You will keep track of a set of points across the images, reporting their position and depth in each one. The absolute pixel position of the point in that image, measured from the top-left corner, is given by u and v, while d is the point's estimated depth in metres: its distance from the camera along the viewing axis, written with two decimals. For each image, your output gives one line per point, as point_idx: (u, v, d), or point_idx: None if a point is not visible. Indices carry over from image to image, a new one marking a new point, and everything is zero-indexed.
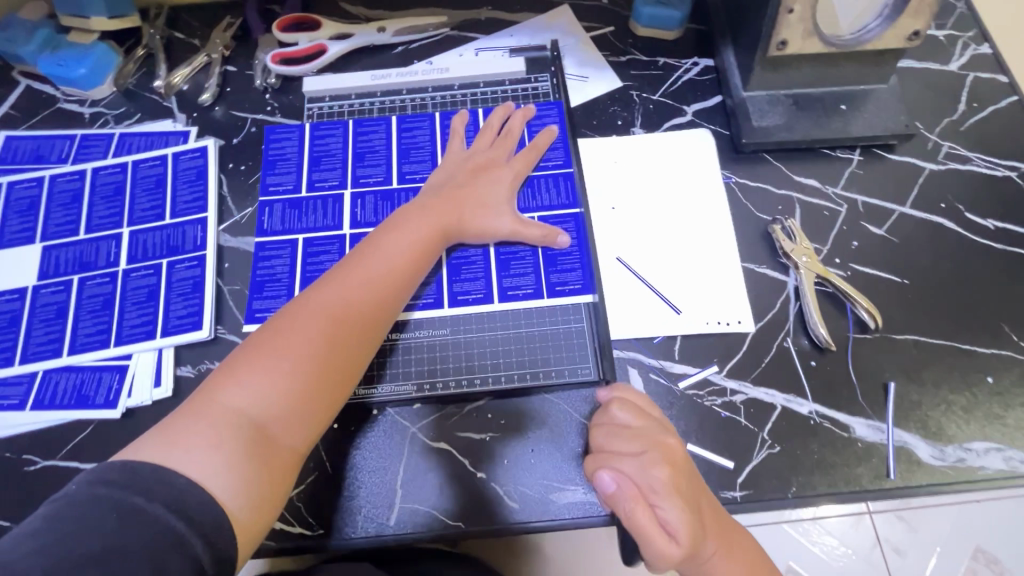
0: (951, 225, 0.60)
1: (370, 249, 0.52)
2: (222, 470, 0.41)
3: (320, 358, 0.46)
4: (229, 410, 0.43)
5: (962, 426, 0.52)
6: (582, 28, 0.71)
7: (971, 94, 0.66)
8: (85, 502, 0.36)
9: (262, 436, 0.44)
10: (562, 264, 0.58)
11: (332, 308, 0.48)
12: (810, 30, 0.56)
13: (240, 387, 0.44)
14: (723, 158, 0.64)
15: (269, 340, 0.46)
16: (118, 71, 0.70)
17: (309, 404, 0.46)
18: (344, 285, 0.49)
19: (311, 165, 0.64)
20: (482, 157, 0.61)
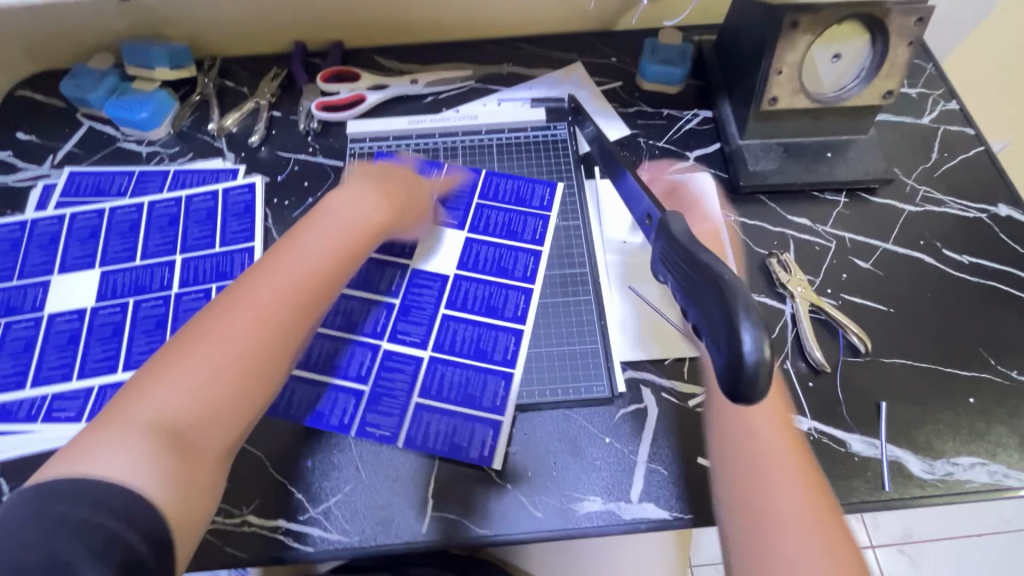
0: (930, 260, 0.66)
1: (292, 254, 0.51)
2: (151, 471, 0.38)
3: (252, 356, 0.45)
4: (147, 419, 0.40)
5: (949, 442, 0.57)
6: (593, 82, 0.80)
7: (942, 144, 0.74)
8: (35, 519, 0.34)
9: (185, 437, 0.41)
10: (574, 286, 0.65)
11: (257, 304, 0.46)
12: (796, 88, 0.64)
13: (158, 393, 0.41)
14: (723, 199, 0.71)
15: (191, 342, 0.44)
16: (174, 115, 0.77)
17: (234, 402, 0.43)
18: (271, 284, 0.48)
19: None
20: (411, 181, 0.65)
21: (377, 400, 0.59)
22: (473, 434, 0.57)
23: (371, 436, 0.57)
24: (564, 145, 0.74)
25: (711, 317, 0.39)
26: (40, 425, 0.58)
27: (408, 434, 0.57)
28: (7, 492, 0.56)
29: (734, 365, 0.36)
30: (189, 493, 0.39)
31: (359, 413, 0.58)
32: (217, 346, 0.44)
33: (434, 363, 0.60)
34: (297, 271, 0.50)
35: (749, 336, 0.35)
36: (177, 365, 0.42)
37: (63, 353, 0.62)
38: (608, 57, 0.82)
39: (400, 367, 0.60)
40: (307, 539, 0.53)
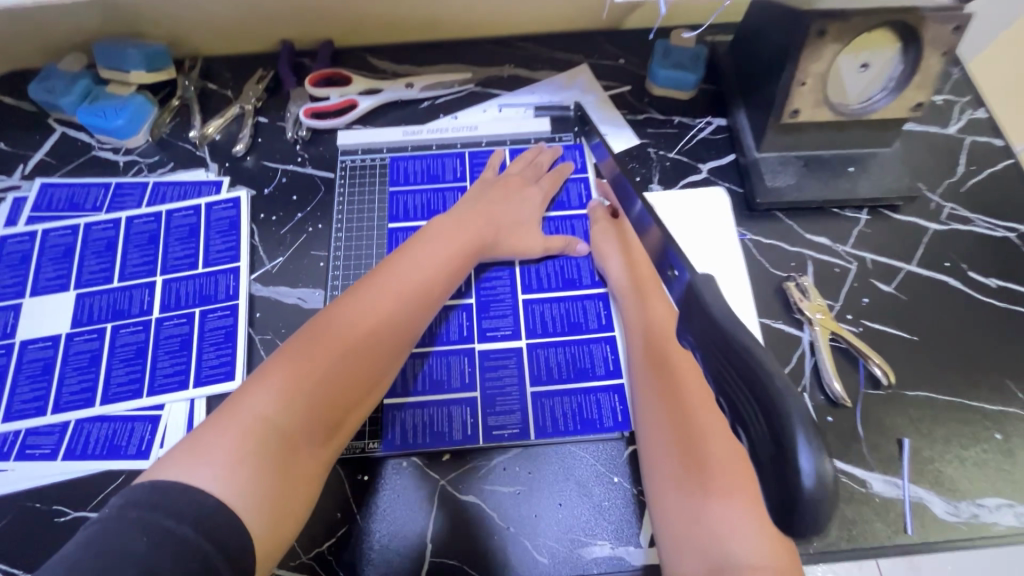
0: (955, 283, 0.63)
1: (393, 269, 0.54)
2: (248, 482, 0.41)
3: (351, 369, 0.48)
4: (256, 418, 0.44)
5: (974, 482, 0.54)
6: (600, 87, 0.75)
7: (969, 157, 0.70)
8: (118, 524, 0.36)
9: (286, 446, 0.44)
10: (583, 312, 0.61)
11: (363, 318, 0.50)
12: (821, 100, 0.60)
13: (267, 396, 0.45)
14: (737, 215, 0.67)
15: (302, 345, 0.48)
16: (153, 121, 0.72)
17: (330, 412, 0.47)
18: (371, 301, 0.51)
19: (342, 215, 0.67)
20: (514, 177, 0.65)
21: (432, 408, 0.56)
22: (599, 405, 0.56)
23: (366, 475, 0.54)
24: (571, 145, 0.71)
25: (756, 422, 0.29)
26: (13, 464, 0.55)
27: (484, 430, 0.56)
28: None
29: (791, 489, 0.27)
30: (277, 514, 0.42)
31: (421, 421, 0.56)
32: (323, 360, 0.47)
33: (486, 360, 0.59)
34: (390, 287, 0.53)
35: (807, 458, 0.26)
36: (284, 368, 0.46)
37: (37, 385, 0.58)
38: (616, 59, 0.77)
39: (451, 371, 0.58)
40: None
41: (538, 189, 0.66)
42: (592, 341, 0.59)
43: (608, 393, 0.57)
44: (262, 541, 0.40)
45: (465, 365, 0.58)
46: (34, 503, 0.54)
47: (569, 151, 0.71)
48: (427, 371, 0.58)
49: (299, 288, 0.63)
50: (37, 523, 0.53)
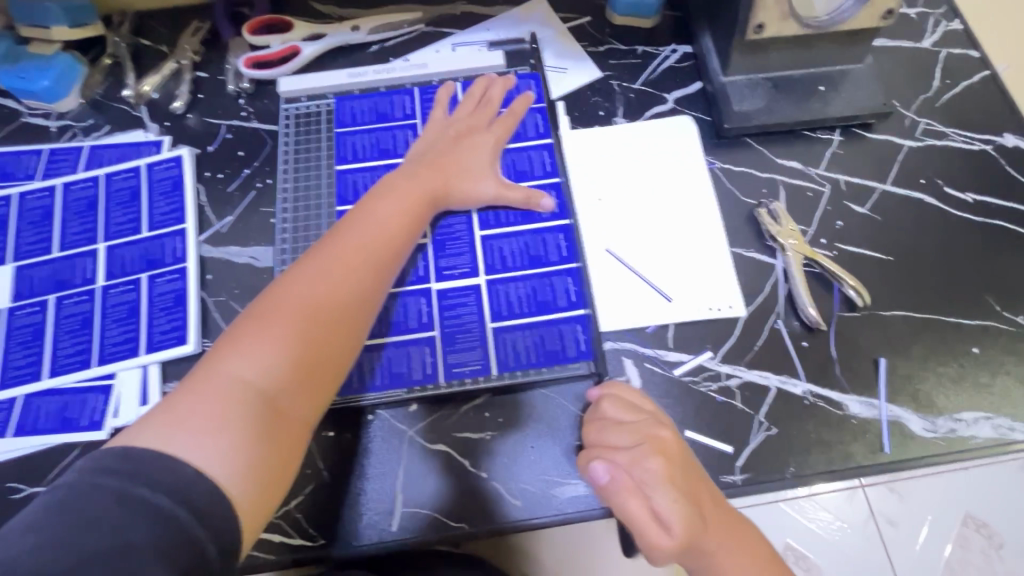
0: (930, 200, 0.61)
1: (359, 221, 0.51)
2: (231, 450, 0.39)
3: (328, 322, 0.46)
4: (233, 382, 0.41)
5: (951, 397, 0.53)
6: (558, 19, 0.71)
7: (944, 70, 0.67)
8: (87, 491, 0.34)
9: (269, 409, 0.42)
10: (543, 251, 0.58)
11: (330, 273, 0.47)
12: (786, 12, 0.56)
13: (244, 356, 0.42)
14: (706, 144, 0.64)
15: (270, 306, 0.45)
16: (84, 82, 0.67)
17: (313, 368, 0.44)
18: (339, 253, 0.49)
19: (290, 167, 0.63)
20: (464, 123, 0.61)
21: (389, 351, 0.54)
22: (562, 337, 0.54)
23: (331, 430, 0.52)
24: (526, 73, 0.67)
25: None
26: None
27: (446, 369, 0.53)
28: None
29: None
30: (266, 480, 0.40)
31: (377, 364, 0.54)
32: (298, 316, 0.45)
33: (443, 298, 0.56)
34: (359, 239, 0.50)
35: None
36: (257, 328, 0.43)
37: None
38: None
39: (409, 311, 0.55)
40: (267, 546, 0.49)
41: (489, 133, 0.61)
42: (553, 274, 0.57)
43: (571, 324, 0.55)
44: (247, 509, 0.39)
45: (422, 305, 0.56)
46: None
47: (523, 81, 0.66)
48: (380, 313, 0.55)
49: (250, 247, 0.61)
50: None
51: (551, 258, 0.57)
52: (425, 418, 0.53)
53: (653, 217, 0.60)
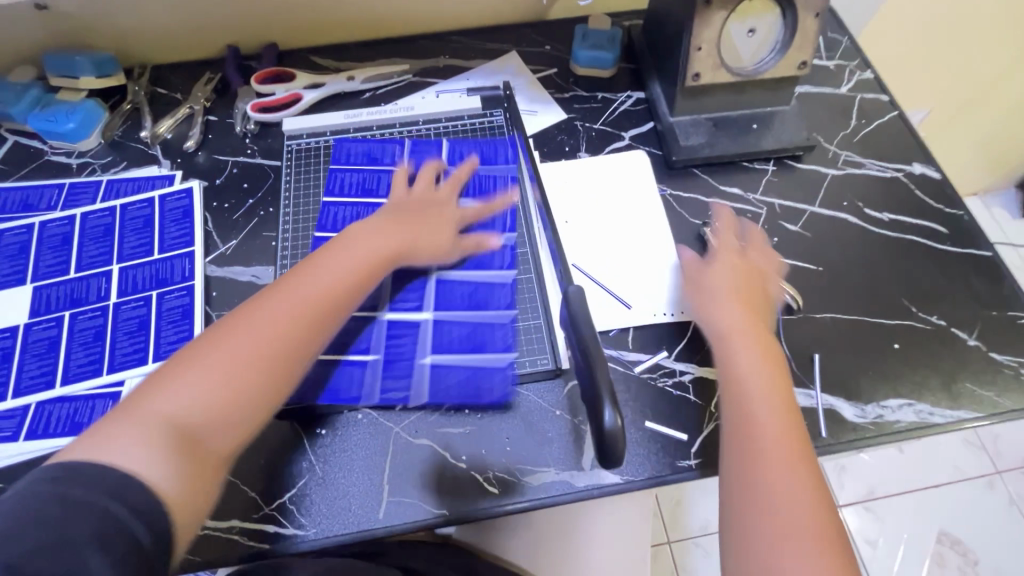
0: (853, 219, 0.70)
1: (324, 268, 0.54)
2: (160, 460, 0.40)
3: (271, 363, 0.48)
4: (163, 413, 0.43)
5: (878, 387, 0.60)
6: (529, 70, 0.81)
7: (860, 111, 0.78)
8: (31, 493, 0.36)
9: (193, 441, 0.43)
10: (494, 260, 0.63)
11: (274, 318, 0.49)
12: (717, 62, 0.67)
13: (186, 385, 0.44)
14: (659, 174, 0.73)
15: (208, 344, 0.47)
16: (105, 124, 0.75)
17: (246, 406, 0.46)
18: (284, 300, 0.50)
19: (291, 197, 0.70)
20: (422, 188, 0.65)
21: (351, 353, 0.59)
22: (534, 342, 0.61)
23: (324, 430, 0.57)
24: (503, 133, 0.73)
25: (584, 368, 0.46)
26: None
27: (406, 369, 0.59)
28: None
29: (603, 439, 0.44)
30: (191, 494, 0.41)
31: (369, 369, 0.58)
32: (236, 356, 0.46)
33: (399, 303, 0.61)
34: (319, 286, 0.52)
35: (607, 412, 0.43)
36: (194, 364, 0.45)
37: None
38: (542, 46, 0.84)
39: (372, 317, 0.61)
40: (263, 536, 0.53)
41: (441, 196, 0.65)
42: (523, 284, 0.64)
43: (542, 329, 0.61)
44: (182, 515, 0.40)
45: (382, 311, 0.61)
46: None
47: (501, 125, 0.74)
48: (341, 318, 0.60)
49: (252, 267, 0.67)
50: None
51: (500, 267, 0.63)
52: (409, 416, 0.58)
53: (614, 236, 0.68)
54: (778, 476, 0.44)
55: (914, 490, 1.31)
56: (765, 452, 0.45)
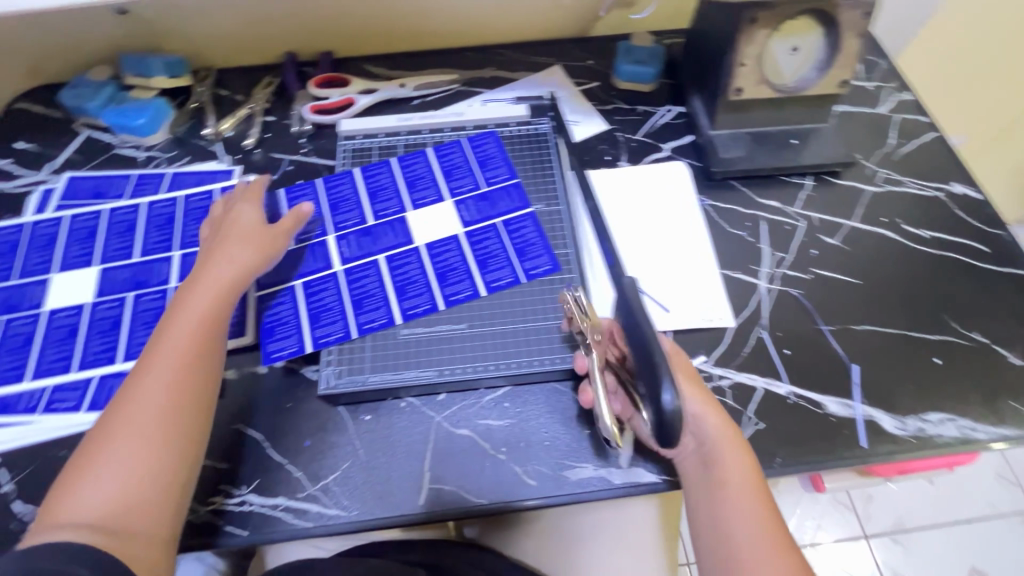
0: (893, 235, 0.70)
1: (168, 347, 0.52)
2: (102, 535, 0.43)
3: (162, 440, 0.48)
4: (91, 500, 0.45)
5: (918, 400, 0.60)
6: (572, 83, 0.84)
7: (898, 131, 0.79)
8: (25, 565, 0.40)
9: (122, 512, 0.45)
10: (493, 267, 0.65)
11: (158, 384, 0.50)
12: (760, 78, 0.70)
13: (95, 483, 0.45)
14: (698, 185, 0.75)
15: (114, 427, 0.49)
16: (171, 121, 0.80)
17: (165, 465, 0.48)
18: (161, 367, 0.51)
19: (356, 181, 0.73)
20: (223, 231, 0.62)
21: (327, 295, 0.64)
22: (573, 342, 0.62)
23: (367, 415, 0.59)
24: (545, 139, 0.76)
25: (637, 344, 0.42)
26: (39, 416, 0.59)
27: (356, 327, 0.62)
28: (7, 482, 0.57)
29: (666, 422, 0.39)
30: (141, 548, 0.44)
31: (422, 361, 0.60)
32: (138, 427, 0.48)
33: (390, 262, 0.66)
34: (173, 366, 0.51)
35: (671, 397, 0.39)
36: (103, 450, 0.47)
37: (63, 347, 0.63)
38: (585, 60, 0.87)
39: (363, 271, 0.66)
40: (305, 516, 0.55)
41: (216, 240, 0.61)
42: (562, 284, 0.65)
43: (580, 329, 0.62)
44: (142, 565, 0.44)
45: (368, 271, 0.66)
46: (60, 450, 0.58)
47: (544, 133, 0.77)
48: (339, 267, 0.66)
49: None
50: (61, 468, 0.57)
51: (488, 276, 0.65)
52: (450, 407, 0.60)
53: (653, 243, 0.69)
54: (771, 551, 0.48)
55: (946, 523, 1.27)
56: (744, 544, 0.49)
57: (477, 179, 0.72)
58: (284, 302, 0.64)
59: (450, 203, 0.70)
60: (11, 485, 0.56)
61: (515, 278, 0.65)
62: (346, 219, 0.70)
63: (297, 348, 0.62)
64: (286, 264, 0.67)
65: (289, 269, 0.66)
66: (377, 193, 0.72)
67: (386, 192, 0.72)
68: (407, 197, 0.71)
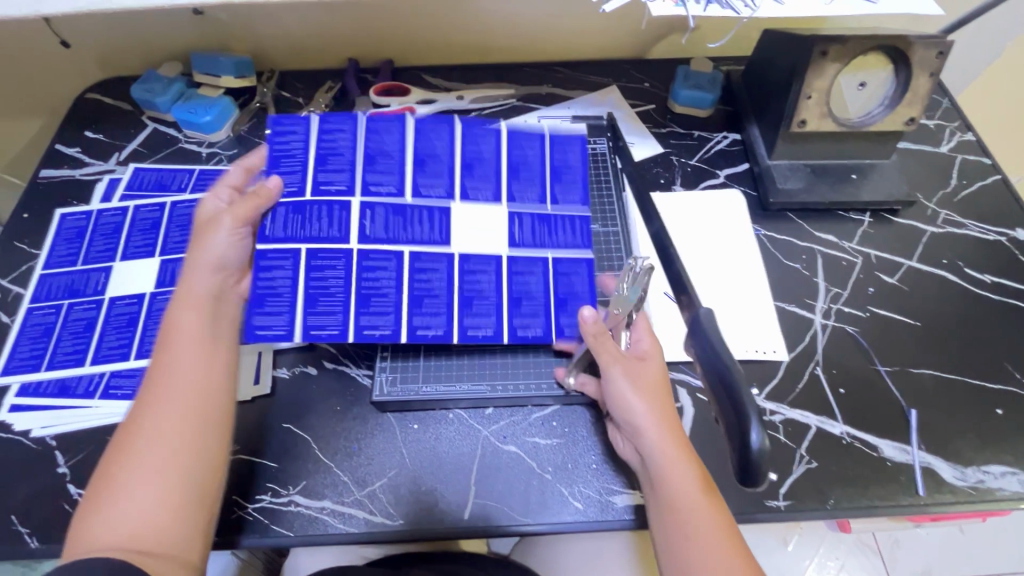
0: (953, 277, 0.69)
1: (167, 360, 0.46)
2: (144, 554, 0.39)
3: (188, 449, 0.43)
4: (111, 520, 0.40)
5: (979, 450, 0.58)
6: (627, 104, 0.84)
7: (960, 172, 0.78)
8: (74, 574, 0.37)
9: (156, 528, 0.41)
10: (526, 310, 0.59)
11: (181, 386, 0.45)
12: (824, 111, 0.69)
13: (115, 506, 0.40)
14: (753, 214, 0.74)
15: (127, 438, 0.43)
16: (235, 120, 0.82)
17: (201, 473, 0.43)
18: (180, 366, 0.46)
19: (415, 167, 0.59)
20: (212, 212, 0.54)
21: (332, 277, 0.55)
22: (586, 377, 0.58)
23: (416, 424, 0.60)
24: (605, 159, 0.76)
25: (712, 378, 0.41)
26: (97, 401, 0.60)
27: (357, 328, 0.54)
28: (63, 464, 0.58)
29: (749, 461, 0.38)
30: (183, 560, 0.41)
31: (477, 372, 0.60)
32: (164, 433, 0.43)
33: (415, 261, 0.57)
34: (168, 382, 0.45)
35: (756, 435, 0.37)
36: (127, 464, 0.42)
37: (123, 335, 0.64)
38: (641, 82, 0.87)
39: (379, 262, 0.56)
40: (350, 522, 0.55)
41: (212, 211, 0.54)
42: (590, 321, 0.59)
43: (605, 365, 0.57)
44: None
45: (387, 262, 0.57)
46: (114, 437, 0.59)
47: (601, 152, 0.77)
48: (355, 246, 0.56)
49: None
50: None
51: (517, 318, 0.59)
52: (498, 421, 0.60)
53: (707, 270, 0.69)
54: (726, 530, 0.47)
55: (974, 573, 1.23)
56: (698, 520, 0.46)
57: (545, 192, 0.62)
58: (283, 266, 0.54)
59: (505, 208, 0.60)
60: (66, 468, 0.57)
61: (546, 334, 0.58)
62: (379, 180, 0.58)
63: (284, 332, 0.53)
64: (298, 218, 0.55)
65: (298, 225, 0.55)
66: (426, 161, 0.59)
67: (436, 164, 0.59)
68: (458, 181, 0.60)
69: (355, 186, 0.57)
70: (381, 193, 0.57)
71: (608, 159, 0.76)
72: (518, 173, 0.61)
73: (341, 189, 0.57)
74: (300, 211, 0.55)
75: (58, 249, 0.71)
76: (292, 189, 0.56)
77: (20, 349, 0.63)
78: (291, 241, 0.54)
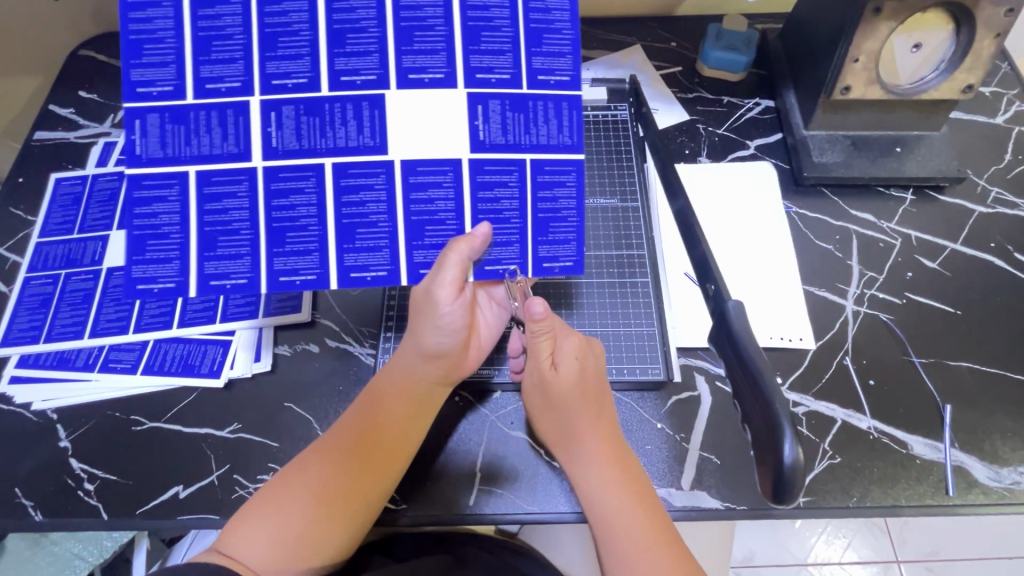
0: (1000, 263, 0.64)
1: (364, 416, 0.52)
2: (268, 555, 0.45)
3: (339, 482, 0.48)
4: (264, 517, 0.47)
5: (1016, 450, 0.54)
6: (651, 66, 0.78)
7: (1016, 146, 0.71)
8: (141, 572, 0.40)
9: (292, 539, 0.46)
10: (506, 234, 0.52)
11: (365, 428, 0.51)
12: (872, 78, 0.62)
13: (270, 507, 0.47)
14: (784, 189, 0.69)
15: (304, 459, 0.50)
16: None
17: (341, 506, 0.48)
18: (357, 410, 0.52)
19: (399, 41, 0.49)
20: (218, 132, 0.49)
21: (301, 207, 0.50)
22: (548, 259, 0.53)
23: None
24: (626, 127, 0.70)
25: (747, 397, 0.43)
26: (96, 375, 0.59)
27: (410, 266, 0.52)
28: (64, 438, 0.57)
29: (782, 475, 0.39)
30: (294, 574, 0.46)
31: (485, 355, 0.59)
32: (332, 463, 0.49)
33: (411, 176, 0.51)
34: (383, 432, 0.51)
35: (789, 448, 0.39)
36: (295, 477, 0.48)
37: (121, 307, 0.62)
38: (668, 42, 0.80)
39: (364, 179, 0.50)
40: None
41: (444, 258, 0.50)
42: (570, 233, 0.53)
43: (568, 252, 0.53)
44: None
45: (442, 175, 0.51)
46: (114, 411, 0.58)
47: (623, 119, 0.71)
48: (259, 162, 0.50)
49: None
50: (115, 430, 0.57)
51: (543, 246, 0.53)
52: (506, 406, 0.58)
53: (732, 250, 0.64)
54: (644, 543, 0.46)
55: None
56: (610, 525, 0.48)
57: (521, 61, 0.51)
58: (168, 194, 0.49)
59: (465, 92, 0.50)
60: (67, 442, 0.57)
61: (577, 262, 0.53)
62: (352, 66, 0.49)
63: (176, 283, 0.50)
64: (316, 121, 0.50)
65: (183, 138, 0.49)
66: (413, 32, 0.50)
67: (427, 35, 0.50)
68: (461, 57, 0.50)
69: (253, 79, 0.49)
70: (357, 81, 0.49)
71: (629, 128, 0.71)
72: (536, 40, 0.51)
73: (232, 85, 0.49)
74: (184, 121, 0.49)
75: (54, 216, 0.68)
76: (167, 89, 0.48)
77: (19, 320, 0.62)
78: (178, 161, 0.49)
